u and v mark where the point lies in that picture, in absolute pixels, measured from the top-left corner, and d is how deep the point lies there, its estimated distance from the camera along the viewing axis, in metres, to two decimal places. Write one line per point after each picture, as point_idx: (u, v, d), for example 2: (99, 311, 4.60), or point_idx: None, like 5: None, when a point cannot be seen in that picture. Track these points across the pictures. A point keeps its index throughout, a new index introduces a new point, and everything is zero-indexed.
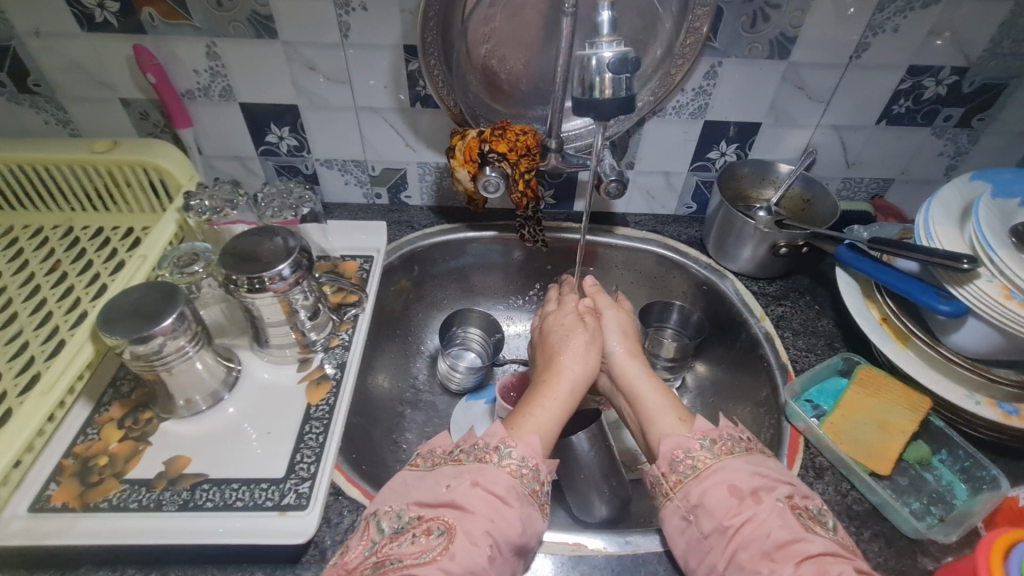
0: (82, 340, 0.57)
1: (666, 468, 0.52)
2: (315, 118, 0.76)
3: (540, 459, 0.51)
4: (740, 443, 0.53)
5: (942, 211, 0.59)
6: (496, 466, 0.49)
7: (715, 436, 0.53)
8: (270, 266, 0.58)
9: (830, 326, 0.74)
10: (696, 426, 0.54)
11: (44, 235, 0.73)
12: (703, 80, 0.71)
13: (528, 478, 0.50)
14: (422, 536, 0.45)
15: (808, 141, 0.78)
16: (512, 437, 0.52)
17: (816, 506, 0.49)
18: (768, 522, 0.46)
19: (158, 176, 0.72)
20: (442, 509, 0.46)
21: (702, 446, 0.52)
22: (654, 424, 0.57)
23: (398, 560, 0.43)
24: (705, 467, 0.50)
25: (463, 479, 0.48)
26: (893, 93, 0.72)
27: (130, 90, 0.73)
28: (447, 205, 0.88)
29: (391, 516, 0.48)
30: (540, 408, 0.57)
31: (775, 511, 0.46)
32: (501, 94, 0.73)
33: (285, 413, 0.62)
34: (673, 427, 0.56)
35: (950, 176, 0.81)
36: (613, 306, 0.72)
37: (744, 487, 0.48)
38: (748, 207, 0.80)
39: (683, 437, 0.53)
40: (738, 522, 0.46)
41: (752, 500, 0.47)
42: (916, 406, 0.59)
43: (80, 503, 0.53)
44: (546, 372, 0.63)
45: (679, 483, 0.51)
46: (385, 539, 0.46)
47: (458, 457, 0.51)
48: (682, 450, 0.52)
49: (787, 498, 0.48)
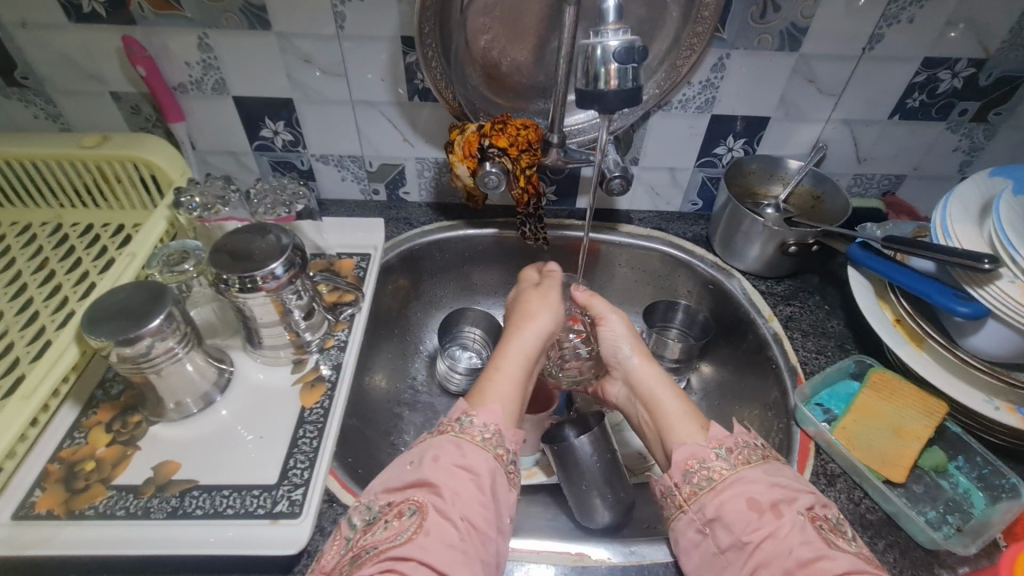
0: (66, 342, 0.55)
1: (679, 479, 0.51)
2: (310, 112, 0.74)
3: (504, 425, 0.53)
4: (756, 451, 0.51)
5: (961, 208, 0.57)
6: (455, 438, 0.50)
7: (731, 444, 0.51)
8: (263, 264, 0.56)
9: (840, 327, 0.71)
10: (712, 433, 0.53)
11: (32, 231, 0.71)
12: (711, 73, 0.69)
13: (492, 443, 0.51)
14: (394, 519, 0.45)
15: (818, 136, 0.76)
16: (475, 408, 0.54)
17: (835, 515, 0.47)
18: (789, 537, 0.44)
19: (149, 171, 0.70)
20: (411, 490, 0.46)
21: (718, 455, 0.51)
22: (672, 433, 0.56)
23: (374, 547, 0.43)
24: (721, 479, 0.49)
25: (426, 456, 0.49)
26: (908, 86, 0.70)
27: (120, 83, 0.71)
28: (446, 202, 0.85)
29: (360, 511, 0.47)
30: (500, 372, 0.59)
31: (797, 525, 0.45)
32: (502, 87, 0.71)
33: (278, 416, 0.60)
34: (690, 437, 0.54)
35: (965, 172, 0.79)
36: (613, 308, 0.67)
37: (764, 501, 0.46)
38: (756, 204, 0.79)
39: (697, 447, 0.52)
40: (758, 538, 0.45)
41: (773, 514, 0.45)
42: (931, 410, 0.57)
43: (65, 511, 0.51)
44: (505, 333, 0.64)
45: (693, 496, 0.50)
46: (358, 534, 0.45)
47: (423, 437, 0.51)
48: (696, 460, 0.51)
49: (807, 511, 0.46)
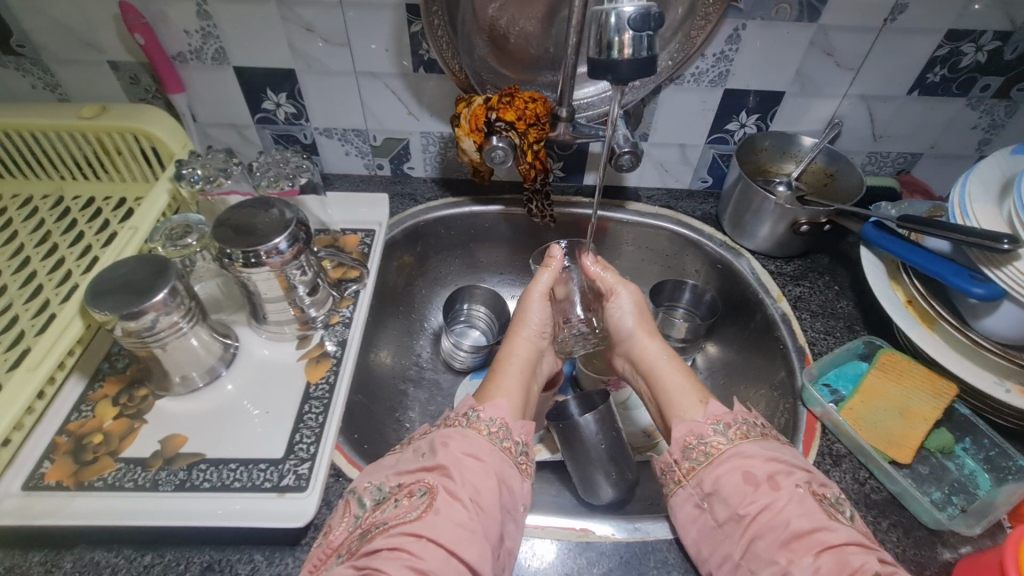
0: (70, 316, 0.54)
1: (679, 455, 0.51)
2: (313, 84, 0.72)
3: (511, 418, 0.53)
4: (755, 428, 0.51)
5: (980, 187, 0.56)
6: (463, 429, 0.50)
7: (729, 420, 0.51)
8: (266, 239, 0.55)
9: (850, 308, 0.71)
10: (710, 410, 0.53)
11: (34, 204, 0.70)
12: (725, 45, 0.67)
13: (498, 436, 0.50)
14: (404, 499, 0.45)
15: (833, 112, 0.74)
16: (482, 404, 0.53)
17: (834, 494, 0.47)
18: (787, 510, 0.44)
19: (150, 144, 0.69)
20: (422, 473, 0.47)
21: (716, 431, 0.50)
22: (674, 408, 0.56)
23: (384, 523, 0.44)
24: (718, 454, 0.49)
25: (436, 444, 0.49)
26: (928, 60, 0.67)
27: (119, 52, 0.69)
28: (451, 177, 0.84)
29: (371, 490, 0.48)
30: (505, 375, 0.59)
31: (795, 498, 0.45)
32: (509, 58, 0.69)
33: (283, 391, 0.60)
34: (691, 411, 0.54)
35: (983, 151, 0.77)
36: (626, 282, 0.66)
37: (760, 474, 0.46)
38: (768, 181, 0.77)
39: (695, 423, 0.52)
40: (754, 510, 0.45)
41: (770, 486, 0.46)
42: (940, 392, 0.57)
43: (74, 482, 0.51)
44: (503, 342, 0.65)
45: (692, 471, 0.49)
46: (367, 512, 0.46)
47: (431, 429, 0.52)
48: (695, 437, 0.51)
49: (806, 484, 0.46)
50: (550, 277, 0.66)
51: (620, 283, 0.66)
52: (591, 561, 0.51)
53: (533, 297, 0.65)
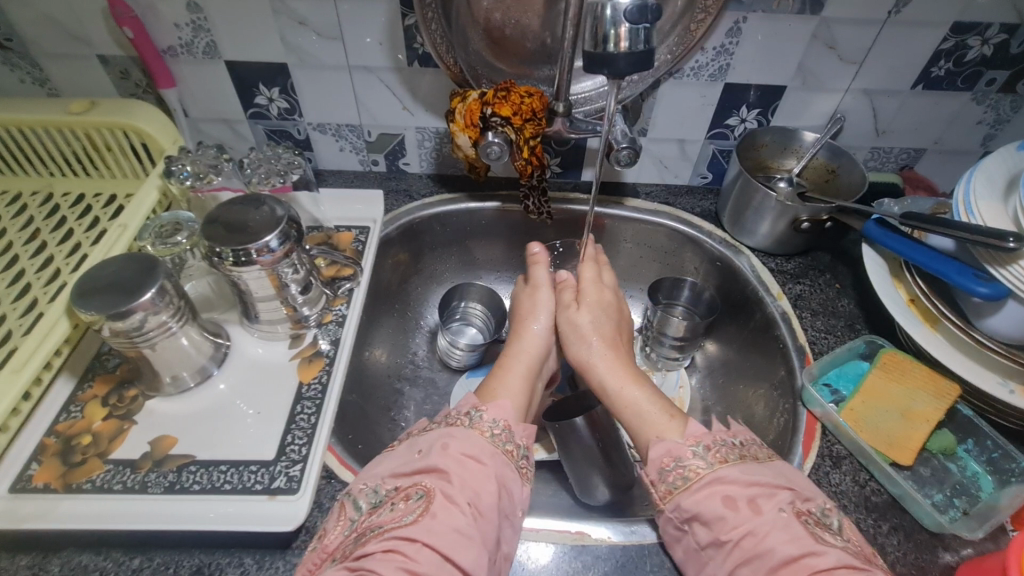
0: (56, 315, 0.53)
1: (655, 477, 0.49)
2: (306, 78, 0.71)
3: (512, 420, 0.52)
4: (733, 450, 0.49)
5: (985, 183, 0.54)
6: (466, 429, 0.49)
7: (709, 441, 0.49)
8: (257, 236, 0.54)
9: (851, 306, 0.70)
10: (689, 431, 0.51)
11: (23, 201, 0.69)
12: (726, 38, 0.65)
13: (500, 439, 0.50)
14: (401, 503, 0.44)
15: (836, 106, 0.73)
16: (484, 404, 0.53)
17: (819, 508, 0.45)
18: (771, 537, 0.42)
19: (139, 140, 0.68)
20: (419, 476, 0.46)
21: (695, 453, 0.49)
22: (643, 432, 0.53)
23: (379, 527, 0.43)
24: (696, 478, 0.47)
25: (436, 445, 0.48)
26: (933, 54, 0.66)
27: (108, 46, 0.68)
28: (447, 173, 0.83)
29: (366, 493, 0.47)
30: (511, 373, 0.59)
31: (779, 523, 0.42)
32: (505, 52, 0.67)
33: (276, 391, 0.59)
34: (667, 433, 0.52)
35: (988, 147, 0.76)
36: (572, 304, 0.67)
37: (739, 498, 0.45)
38: (768, 177, 0.76)
39: (673, 444, 0.50)
40: (737, 535, 0.43)
41: (751, 511, 0.44)
42: (943, 393, 0.56)
43: (62, 484, 0.50)
44: (512, 337, 0.65)
45: (668, 495, 0.47)
46: (362, 516, 0.45)
47: (431, 425, 0.51)
48: (671, 459, 0.49)
49: (790, 506, 0.44)
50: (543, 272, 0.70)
51: (563, 307, 0.66)
52: (586, 565, 0.50)
53: (540, 291, 0.68)
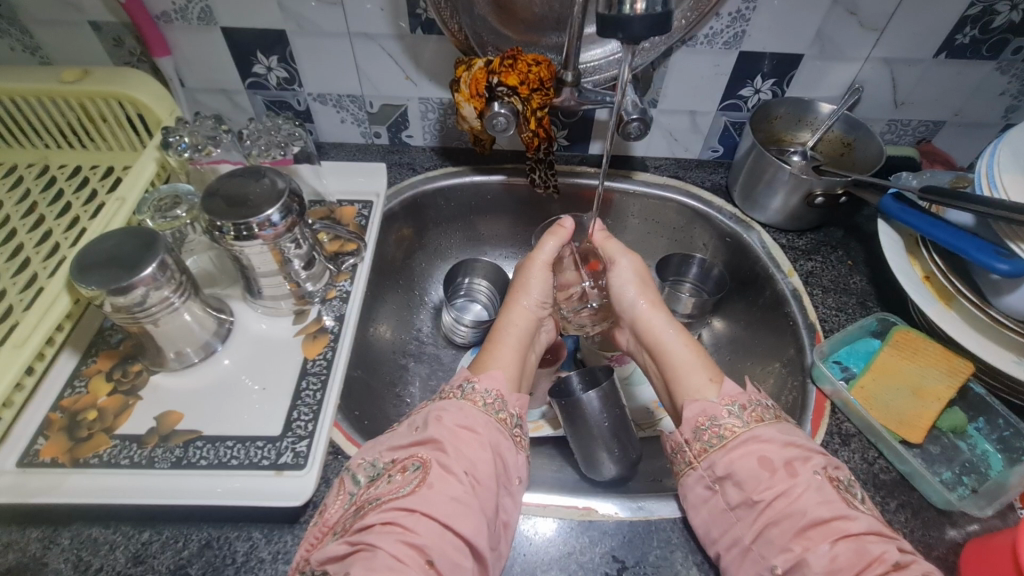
0: (57, 289, 0.53)
1: (689, 435, 0.50)
2: (305, 46, 0.68)
3: (506, 390, 0.52)
4: (767, 410, 0.50)
5: (1012, 156, 0.52)
6: (458, 401, 0.50)
7: (744, 402, 0.50)
8: (259, 210, 0.53)
9: (863, 283, 0.68)
10: (724, 390, 0.52)
11: (18, 174, 0.67)
12: (742, 3, 0.63)
13: (494, 407, 0.50)
14: (398, 474, 0.45)
15: (854, 76, 0.70)
16: (477, 375, 0.53)
17: (846, 477, 0.46)
18: (804, 497, 0.44)
19: (136, 110, 0.66)
20: (415, 448, 0.46)
21: (730, 413, 0.50)
22: (684, 384, 0.55)
23: (378, 499, 0.43)
24: (732, 437, 0.48)
25: (430, 418, 0.48)
26: (959, 20, 0.63)
27: (99, 11, 0.65)
28: (451, 146, 0.81)
29: (365, 467, 0.47)
30: (500, 342, 0.59)
31: (813, 485, 0.44)
32: (512, 18, 0.65)
33: (281, 366, 0.58)
34: (704, 390, 0.53)
35: (1010, 119, 0.73)
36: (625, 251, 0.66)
37: (776, 460, 0.46)
38: (782, 150, 0.74)
39: (708, 404, 0.51)
40: (770, 496, 0.44)
41: (787, 473, 0.45)
42: (956, 370, 0.55)
43: (70, 459, 0.51)
44: (500, 309, 0.64)
45: (703, 453, 0.49)
46: (362, 489, 0.45)
47: (427, 403, 0.51)
48: (707, 417, 0.50)
49: (823, 470, 0.45)
50: (556, 244, 0.65)
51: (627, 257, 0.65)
52: (594, 540, 0.50)
53: (536, 264, 0.64)
